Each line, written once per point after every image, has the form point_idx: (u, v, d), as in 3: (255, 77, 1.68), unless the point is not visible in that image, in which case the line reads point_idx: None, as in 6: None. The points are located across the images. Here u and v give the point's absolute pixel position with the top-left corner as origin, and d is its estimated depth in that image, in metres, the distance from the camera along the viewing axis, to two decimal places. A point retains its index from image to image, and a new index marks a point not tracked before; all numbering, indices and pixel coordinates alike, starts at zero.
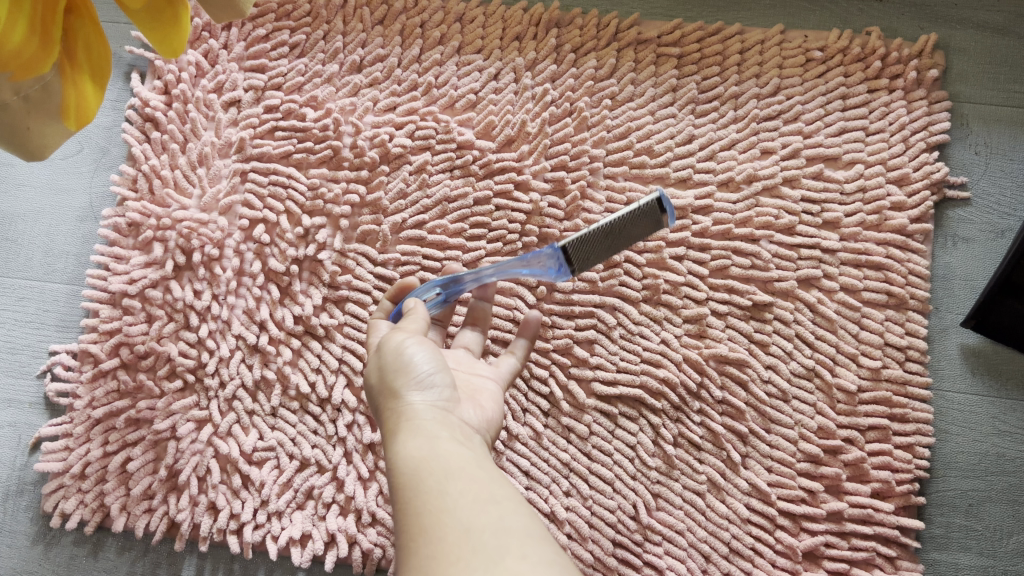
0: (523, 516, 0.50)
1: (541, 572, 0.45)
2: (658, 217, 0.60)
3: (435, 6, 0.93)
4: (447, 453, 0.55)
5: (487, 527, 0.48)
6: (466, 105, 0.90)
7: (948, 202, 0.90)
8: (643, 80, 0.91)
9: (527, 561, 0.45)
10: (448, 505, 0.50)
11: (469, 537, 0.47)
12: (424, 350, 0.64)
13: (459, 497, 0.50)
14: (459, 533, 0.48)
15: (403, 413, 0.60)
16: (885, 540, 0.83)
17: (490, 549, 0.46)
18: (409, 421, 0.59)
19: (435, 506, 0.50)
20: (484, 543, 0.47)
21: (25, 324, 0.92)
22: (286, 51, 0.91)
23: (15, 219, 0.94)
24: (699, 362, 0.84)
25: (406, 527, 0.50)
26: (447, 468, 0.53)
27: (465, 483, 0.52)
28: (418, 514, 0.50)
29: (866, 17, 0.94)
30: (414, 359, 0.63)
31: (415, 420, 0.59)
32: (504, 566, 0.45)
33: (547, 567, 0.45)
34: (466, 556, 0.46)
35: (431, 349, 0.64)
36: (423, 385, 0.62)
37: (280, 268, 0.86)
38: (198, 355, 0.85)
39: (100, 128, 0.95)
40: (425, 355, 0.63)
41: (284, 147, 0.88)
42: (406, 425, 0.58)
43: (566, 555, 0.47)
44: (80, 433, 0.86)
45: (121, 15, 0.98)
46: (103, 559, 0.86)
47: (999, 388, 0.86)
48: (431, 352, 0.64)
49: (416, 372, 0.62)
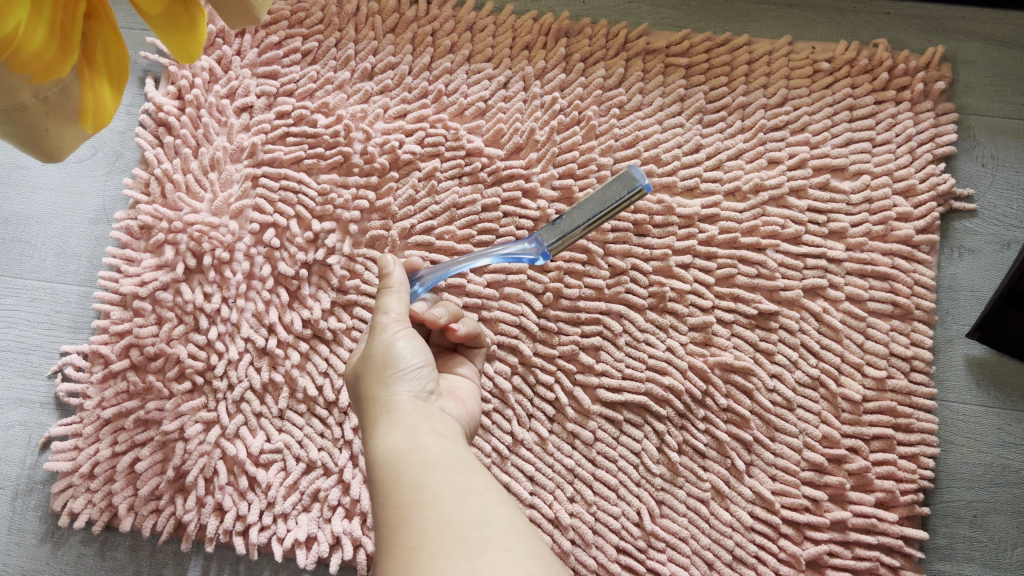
0: (502, 503, 0.51)
1: (523, 563, 0.46)
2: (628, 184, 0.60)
3: (446, 15, 0.94)
4: (426, 445, 0.56)
5: (468, 519, 0.49)
6: (475, 113, 0.91)
7: (954, 214, 0.90)
8: (651, 89, 0.92)
9: (509, 553, 0.47)
10: (427, 498, 0.51)
11: (450, 528, 0.48)
12: (413, 344, 0.64)
13: (438, 489, 0.51)
14: (441, 525, 0.49)
15: (385, 404, 0.61)
16: (889, 549, 0.83)
17: (471, 541, 0.47)
18: (390, 413, 0.60)
19: (415, 499, 0.51)
20: (466, 535, 0.48)
21: (37, 325, 0.93)
22: (298, 58, 0.92)
23: (30, 221, 0.96)
24: (704, 369, 0.85)
25: (387, 520, 0.51)
26: (426, 460, 0.54)
27: (443, 474, 0.53)
28: (398, 507, 0.51)
29: (874, 29, 0.94)
30: (400, 351, 0.63)
31: (397, 411, 0.60)
32: (486, 559, 0.46)
33: (528, 558, 0.47)
34: (449, 548, 0.47)
35: (421, 343, 0.65)
36: (408, 378, 0.62)
37: (290, 271, 0.87)
38: (207, 357, 0.86)
39: (114, 132, 0.96)
40: (414, 349, 0.64)
41: (295, 153, 0.89)
42: (387, 416, 0.59)
43: (547, 546, 0.49)
44: (89, 434, 0.87)
45: (138, 21, 1.00)
46: (110, 558, 0.87)
47: (1005, 399, 0.86)
48: (418, 344, 0.64)
49: (401, 365, 0.62)
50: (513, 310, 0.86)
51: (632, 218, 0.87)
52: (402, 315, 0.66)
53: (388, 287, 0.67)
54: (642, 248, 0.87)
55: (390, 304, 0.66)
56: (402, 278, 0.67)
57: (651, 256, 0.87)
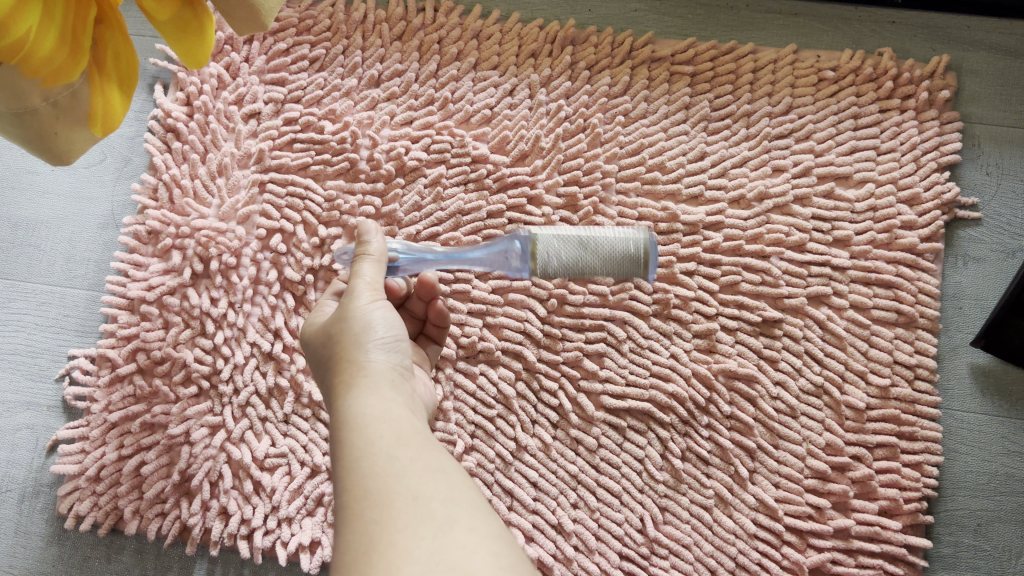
0: (467, 485, 0.52)
1: (488, 544, 0.47)
2: (638, 268, 0.68)
3: (453, 23, 0.95)
4: (400, 416, 0.56)
5: (436, 497, 0.50)
6: (481, 121, 0.91)
7: (959, 222, 0.90)
8: (656, 97, 0.92)
9: (476, 533, 0.48)
10: (395, 472, 0.51)
11: (418, 505, 0.49)
12: (390, 316, 0.64)
13: (408, 463, 0.52)
14: (408, 500, 0.49)
15: (357, 370, 0.60)
16: (892, 558, 0.83)
17: (439, 518, 0.48)
18: (363, 379, 0.60)
19: (383, 471, 0.51)
20: (433, 513, 0.48)
21: (46, 329, 0.93)
22: (306, 65, 0.93)
23: (39, 225, 0.97)
24: (708, 376, 0.85)
25: (352, 489, 0.51)
26: (397, 433, 0.54)
27: (413, 450, 0.53)
28: (364, 477, 0.51)
29: (878, 37, 0.95)
30: (377, 320, 0.63)
31: (373, 375, 0.60)
32: (453, 537, 0.47)
33: (492, 539, 0.48)
34: (416, 524, 0.48)
35: (397, 316, 0.65)
36: (385, 347, 0.62)
37: (296, 276, 0.87)
38: (213, 362, 0.87)
39: (122, 138, 0.97)
40: (391, 321, 0.64)
41: (302, 159, 0.90)
42: (362, 380, 0.59)
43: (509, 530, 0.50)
44: (95, 437, 0.88)
45: (148, 28, 1.01)
46: (116, 561, 0.87)
47: (1009, 408, 0.86)
48: (394, 316, 0.64)
49: (379, 332, 0.63)
50: (517, 316, 0.86)
51: (637, 224, 0.87)
52: (377, 285, 0.66)
53: (368, 254, 0.67)
54: None
55: (365, 271, 0.66)
56: (381, 247, 0.67)
57: (656, 263, 0.87)
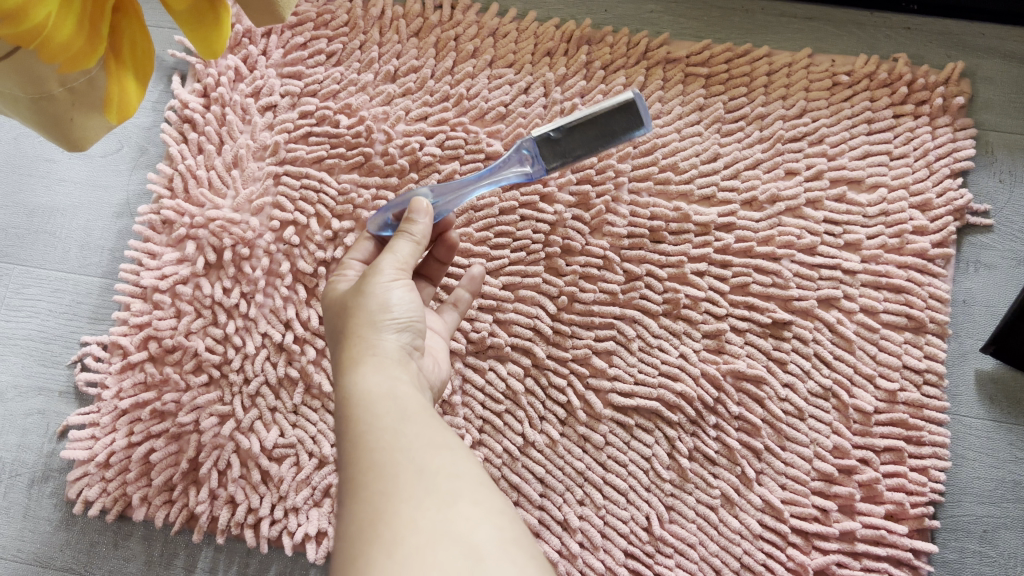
0: (471, 462, 0.52)
1: (491, 518, 0.48)
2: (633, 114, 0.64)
3: (469, 21, 0.95)
4: (407, 394, 0.57)
5: (441, 471, 0.50)
6: (496, 117, 0.92)
7: (970, 229, 0.90)
8: (670, 98, 0.93)
9: (479, 506, 0.48)
10: (402, 446, 0.52)
11: (422, 478, 0.49)
12: (406, 297, 0.64)
13: (413, 439, 0.52)
14: (413, 472, 0.50)
15: (367, 347, 0.61)
16: (897, 562, 0.83)
17: (443, 491, 0.48)
18: (372, 356, 0.60)
19: (389, 445, 0.52)
20: (438, 485, 0.49)
21: (59, 315, 0.94)
22: (322, 59, 0.94)
23: (56, 213, 0.98)
24: (716, 377, 0.85)
25: (358, 462, 0.52)
26: (404, 410, 0.55)
27: (419, 427, 0.53)
28: (370, 450, 0.52)
29: (894, 43, 0.95)
30: (392, 300, 0.63)
31: (380, 353, 0.60)
32: (457, 509, 0.47)
33: (496, 513, 0.48)
34: (420, 496, 0.48)
35: (414, 296, 0.65)
36: (399, 327, 0.63)
37: (309, 268, 0.88)
38: (224, 351, 0.88)
39: (139, 128, 0.98)
40: (407, 301, 0.64)
41: (317, 153, 0.91)
42: (371, 357, 0.60)
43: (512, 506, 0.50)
44: (106, 423, 0.89)
45: (166, 20, 1.02)
46: (123, 547, 0.88)
47: (1016, 416, 0.86)
48: (413, 298, 0.64)
49: (395, 312, 0.63)
50: (527, 312, 0.87)
51: (649, 224, 0.88)
52: (406, 263, 0.65)
53: (409, 234, 0.66)
54: (657, 254, 0.88)
55: (400, 249, 0.65)
56: (426, 232, 0.66)
57: (667, 263, 0.88)
